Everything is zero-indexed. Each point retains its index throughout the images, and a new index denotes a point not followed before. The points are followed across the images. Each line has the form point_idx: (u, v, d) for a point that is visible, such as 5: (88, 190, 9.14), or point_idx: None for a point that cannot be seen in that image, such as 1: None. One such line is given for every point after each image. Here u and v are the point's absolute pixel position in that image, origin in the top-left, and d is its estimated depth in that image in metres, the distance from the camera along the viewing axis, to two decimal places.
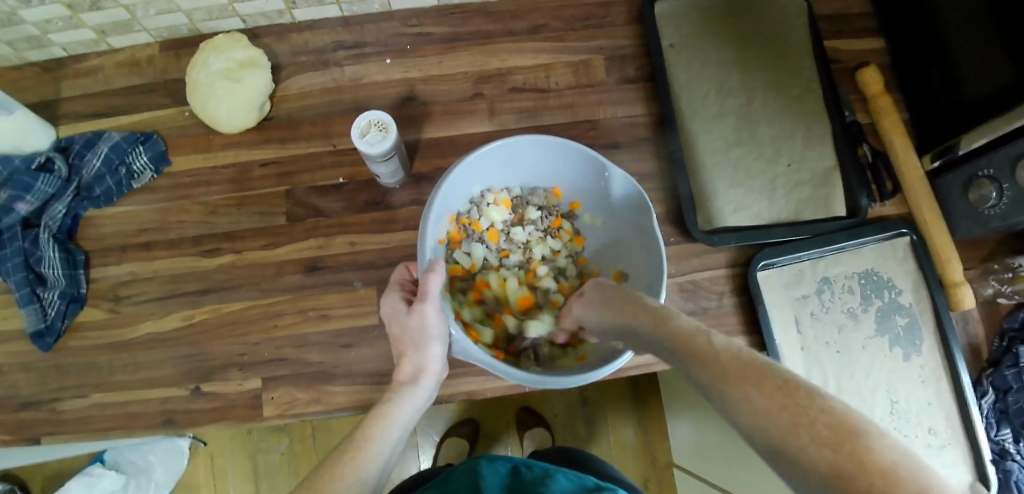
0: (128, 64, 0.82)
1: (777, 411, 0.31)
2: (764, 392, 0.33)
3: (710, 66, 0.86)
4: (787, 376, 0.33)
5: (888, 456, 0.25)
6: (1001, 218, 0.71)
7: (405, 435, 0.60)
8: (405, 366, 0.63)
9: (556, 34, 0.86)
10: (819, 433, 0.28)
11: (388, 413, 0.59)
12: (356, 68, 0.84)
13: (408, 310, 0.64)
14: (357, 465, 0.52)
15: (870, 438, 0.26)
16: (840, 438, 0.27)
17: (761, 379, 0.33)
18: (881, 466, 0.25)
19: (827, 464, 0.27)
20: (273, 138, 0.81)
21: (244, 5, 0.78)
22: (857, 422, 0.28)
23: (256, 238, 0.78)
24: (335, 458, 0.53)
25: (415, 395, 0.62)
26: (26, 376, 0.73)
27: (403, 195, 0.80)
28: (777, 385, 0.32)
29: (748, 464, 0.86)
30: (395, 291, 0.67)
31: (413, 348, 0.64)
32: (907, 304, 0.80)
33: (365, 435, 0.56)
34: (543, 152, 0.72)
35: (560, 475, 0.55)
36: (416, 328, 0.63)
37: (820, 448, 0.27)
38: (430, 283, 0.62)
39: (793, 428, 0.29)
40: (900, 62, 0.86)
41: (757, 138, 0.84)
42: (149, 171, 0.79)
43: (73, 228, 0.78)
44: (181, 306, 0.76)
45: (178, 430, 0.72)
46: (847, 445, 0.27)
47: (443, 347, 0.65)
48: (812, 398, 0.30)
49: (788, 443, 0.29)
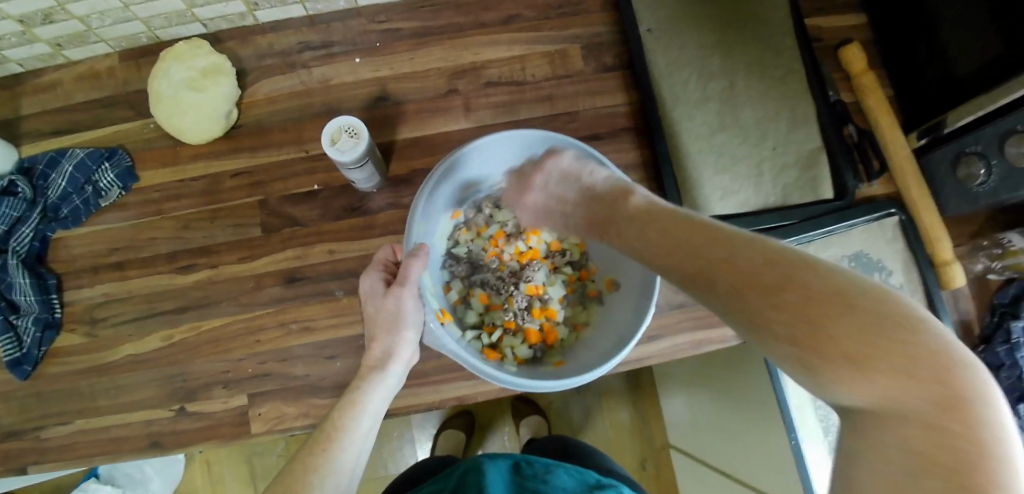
0: (89, 77, 0.79)
1: (742, 306, 0.31)
2: (724, 295, 0.33)
3: (689, 50, 0.82)
4: (762, 255, 0.32)
5: (859, 339, 0.26)
6: (991, 194, 0.70)
7: (378, 420, 0.62)
8: (375, 351, 0.63)
9: (530, 23, 0.83)
10: (778, 331, 0.29)
11: (360, 400, 0.60)
12: (325, 69, 0.81)
13: (385, 291, 0.64)
14: (331, 455, 0.54)
15: (853, 315, 0.27)
16: (799, 334, 0.28)
17: (714, 280, 0.33)
18: (849, 355, 0.26)
19: (797, 359, 0.29)
20: (243, 147, 0.79)
21: (203, 10, 0.75)
22: (838, 294, 0.28)
23: (232, 252, 0.76)
24: (307, 449, 0.55)
25: (383, 383, 0.62)
26: (6, 406, 0.72)
27: (380, 199, 0.78)
28: (731, 286, 0.32)
29: (751, 451, 0.84)
30: (377, 270, 0.66)
31: (385, 333, 0.63)
32: (897, 285, 0.79)
33: (336, 424, 0.57)
34: (524, 150, 0.71)
35: (561, 471, 0.55)
36: (390, 311, 0.63)
37: (786, 346, 0.29)
38: (410, 269, 0.62)
39: (756, 328, 0.31)
40: (884, 37, 0.83)
41: (741, 122, 0.81)
42: (117, 187, 0.76)
43: (42, 251, 0.76)
44: (159, 326, 0.74)
45: (166, 452, 0.72)
46: (810, 340, 0.28)
47: (416, 333, 0.65)
48: (769, 292, 0.30)
49: (759, 339, 0.31)
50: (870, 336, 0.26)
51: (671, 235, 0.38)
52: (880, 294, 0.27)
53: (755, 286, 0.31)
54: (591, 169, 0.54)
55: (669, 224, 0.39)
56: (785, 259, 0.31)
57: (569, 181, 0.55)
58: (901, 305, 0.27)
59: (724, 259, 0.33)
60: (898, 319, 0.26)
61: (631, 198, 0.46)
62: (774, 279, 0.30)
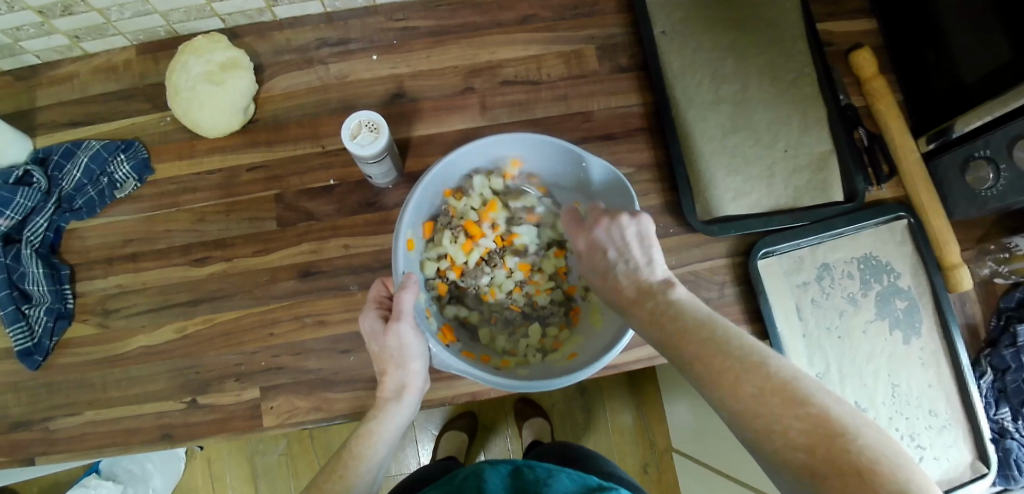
0: (105, 70, 0.79)
1: (755, 419, 0.37)
2: (742, 400, 0.38)
3: (704, 52, 0.84)
4: (762, 383, 0.38)
5: (864, 458, 0.32)
6: (999, 199, 0.72)
7: (392, 451, 0.61)
8: (387, 384, 0.62)
9: (545, 24, 0.84)
10: (796, 440, 0.35)
11: (376, 430, 0.59)
12: (342, 66, 0.81)
13: (383, 329, 0.62)
14: (346, 481, 0.55)
15: (848, 440, 0.33)
16: (814, 445, 0.34)
17: (735, 385, 0.39)
18: (856, 467, 0.32)
19: (804, 464, 0.34)
20: (260, 141, 0.79)
21: (222, 5, 0.75)
22: (832, 425, 0.34)
23: (247, 246, 0.76)
24: (324, 477, 0.56)
25: (399, 412, 0.62)
26: (16, 396, 0.71)
27: (397, 195, 0.78)
28: (754, 393, 0.38)
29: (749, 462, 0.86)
30: (372, 310, 0.63)
31: (394, 367, 0.62)
32: (905, 287, 0.80)
33: (353, 453, 0.57)
34: (520, 150, 0.71)
35: (563, 476, 0.52)
36: (394, 348, 0.61)
37: (799, 451, 0.34)
38: (403, 301, 0.60)
39: (769, 435, 0.36)
40: (895, 43, 0.85)
41: (753, 124, 0.82)
42: (132, 179, 0.76)
43: (56, 241, 0.75)
44: (173, 318, 0.74)
45: (178, 444, 0.71)
46: (821, 452, 0.33)
47: (424, 362, 0.64)
48: (791, 408, 0.36)
49: (767, 444, 0.36)
50: (871, 466, 0.31)
51: (680, 351, 0.44)
52: (869, 444, 0.33)
53: (772, 401, 0.37)
54: (633, 248, 0.52)
55: (687, 339, 0.43)
56: (787, 384, 0.37)
57: (615, 252, 0.53)
58: (875, 446, 0.33)
59: (748, 368, 0.39)
60: (875, 461, 0.32)
61: (670, 315, 0.46)
62: (792, 395, 0.36)
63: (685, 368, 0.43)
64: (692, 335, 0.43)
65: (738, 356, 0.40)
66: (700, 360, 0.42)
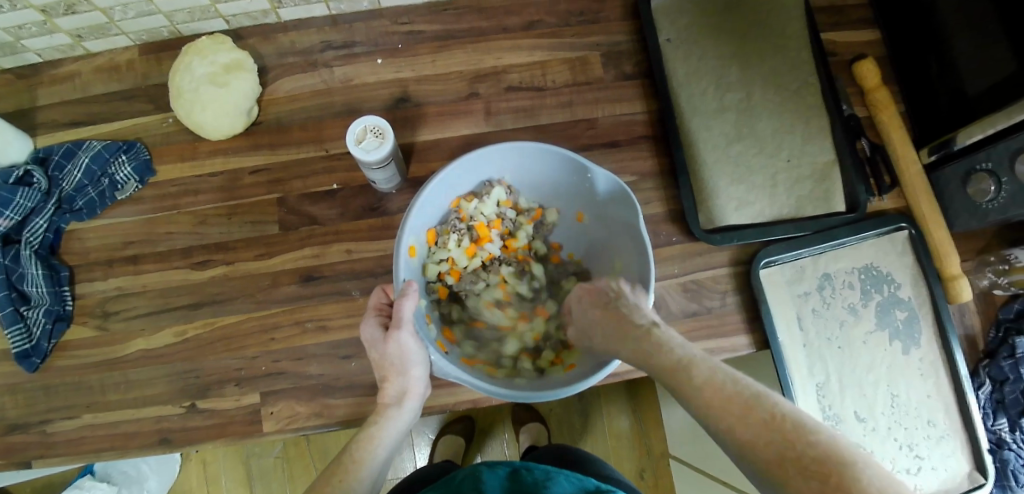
0: (107, 69, 0.79)
1: (766, 447, 0.36)
2: (752, 428, 0.37)
3: (708, 61, 0.84)
4: (772, 410, 0.37)
5: (875, 485, 0.30)
6: (1000, 211, 0.72)
7: (391, 457, 0.60)
8: (388, 391, 0.61)
9: (550, 30, 0.84)
10: (806, 466, 0.33)
11: (377, 435, 0.59)
12: (346, 69, 0.81)
13: (383, 337, 0.62)
14: (345, 486, 0.53)
15: (858, 467, 0.31)
16: (824, 472, 0.32)
17: (745, 414, 0.38)
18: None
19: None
20: (263, 143, 0.78)
21: (227, 6, 0.75)
22: (842, 453, 0.33)
23: (248, 249, 0.75)
24: (323, 481, 0.54)
25: (400, 418, 0.61)
26: (13, 399, 0.71)
27: (400, 200, 0.78)
28: (764, 419, 0.37)
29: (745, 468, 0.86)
30: (372, 317, 0.63)
31: (395, 374, 0.62)
32: (906, 298, 0.81)
33: (353, 458, 0.56)
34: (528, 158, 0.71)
35: (561, 478, 0.52)
36: (395, 355, 0.61)
37: (809, 478, 0.33)
38: (404, 308, 0.60)
39: (782, 462, 0.34)
40: (898, 54, 0.86)
41: (757, 133, 0.83)
42: (133, 181, 0.76)
43: (55, 242, 0.75)
44: (173, 321, 0.73)
45: (176, 449, 0.70)
46: (831, 479, 0.32)
47: (425, 368, 0.64)
48: (802, 435, 0.35)
49: (777, 474, 0.35)
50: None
51: (687, 385, 0.43)
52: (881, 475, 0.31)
53: (783, 430, 0.36)
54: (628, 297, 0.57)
55: (693, 372, 0.44)
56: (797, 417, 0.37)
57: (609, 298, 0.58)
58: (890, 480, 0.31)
59: (756, 398, 0.39)
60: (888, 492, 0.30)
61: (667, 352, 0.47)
62: (805, 425, 0.36)
63: (693, 402, 0.42)
64: (698, 367, 0.44)
65: (748, 388, 0.40)
66: (710, 389, 0.42)
